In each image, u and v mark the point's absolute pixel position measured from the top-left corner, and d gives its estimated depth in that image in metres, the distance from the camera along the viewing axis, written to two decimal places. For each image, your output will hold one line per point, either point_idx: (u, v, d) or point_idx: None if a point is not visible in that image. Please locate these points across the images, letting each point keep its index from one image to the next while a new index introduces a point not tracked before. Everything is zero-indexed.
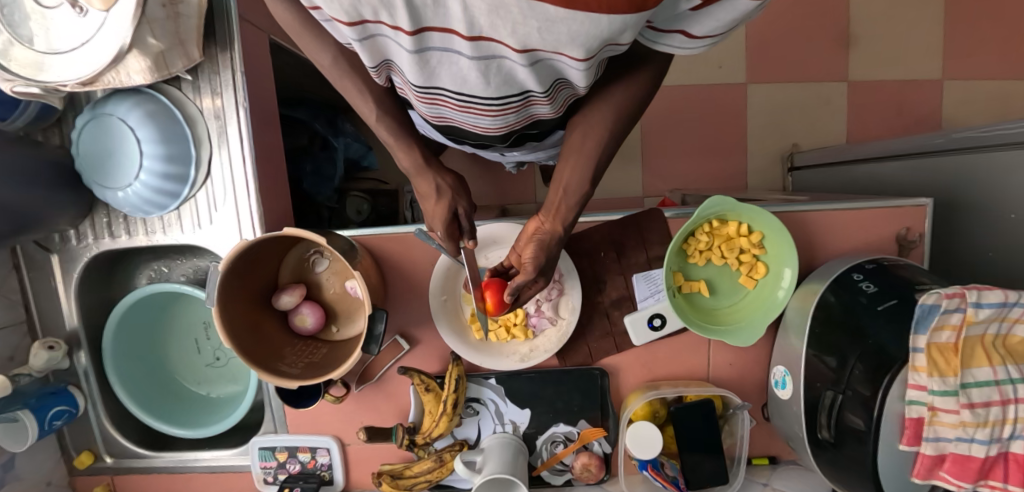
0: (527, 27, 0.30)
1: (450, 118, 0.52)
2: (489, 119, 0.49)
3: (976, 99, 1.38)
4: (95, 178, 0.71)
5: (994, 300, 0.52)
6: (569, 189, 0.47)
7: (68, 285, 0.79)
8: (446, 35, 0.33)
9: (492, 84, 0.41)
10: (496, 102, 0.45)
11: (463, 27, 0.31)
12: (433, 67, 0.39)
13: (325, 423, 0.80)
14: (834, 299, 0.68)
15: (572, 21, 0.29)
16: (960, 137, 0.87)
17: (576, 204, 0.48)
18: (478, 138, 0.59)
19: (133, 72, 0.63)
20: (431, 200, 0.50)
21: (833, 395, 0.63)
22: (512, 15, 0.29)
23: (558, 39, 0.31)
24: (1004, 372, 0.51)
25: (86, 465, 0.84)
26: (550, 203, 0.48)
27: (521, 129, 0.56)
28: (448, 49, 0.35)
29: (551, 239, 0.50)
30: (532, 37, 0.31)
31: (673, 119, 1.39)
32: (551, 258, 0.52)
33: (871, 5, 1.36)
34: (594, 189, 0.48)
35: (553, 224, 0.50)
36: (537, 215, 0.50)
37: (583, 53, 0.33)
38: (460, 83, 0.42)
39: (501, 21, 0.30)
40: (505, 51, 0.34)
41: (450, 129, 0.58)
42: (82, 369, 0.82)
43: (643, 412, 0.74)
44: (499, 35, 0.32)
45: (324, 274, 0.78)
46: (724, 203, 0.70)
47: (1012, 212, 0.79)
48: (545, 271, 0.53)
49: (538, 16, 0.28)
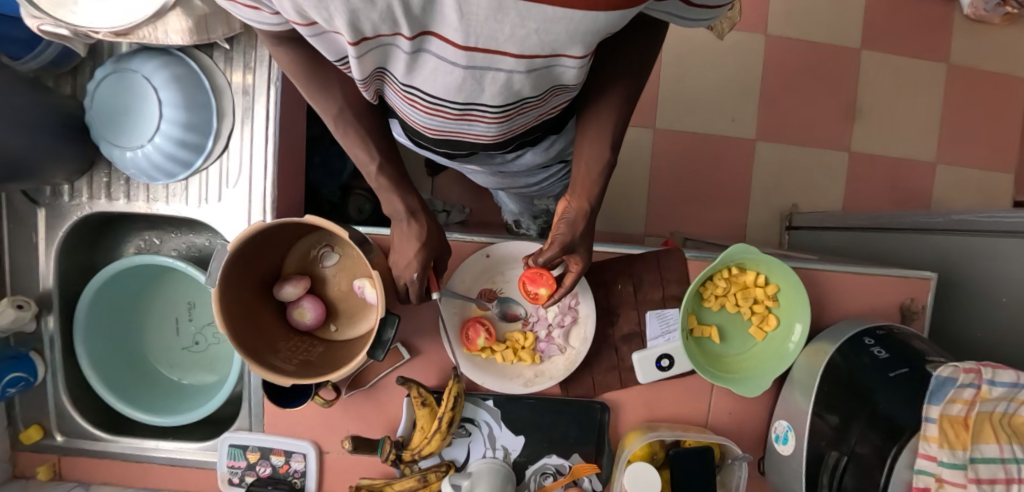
0: (525, 30, 0.29)
1: (443, 128, 0.53)
2: (484, 124, 0.50)
3: (964, 186, 1.46)
4: (104, 134, 0.66)
5: (1007, 379, 0.54)
6: (590, 161, 0.52)
7: (50, 243, 0.73)
8: (442, 43, 0.33)
9: (487, 92, 0.41)
10: (491, 110, 0.45)
11: (459, 35, 0.30)
12: (428, 73, 0.39)
13: (307, 427, 0.75)
14: (841, 359, 0.69)
15: (570, 20, 0.28)
16: (959, 219, 0.91)
17: (599, 176, 0.53)
18: (475, 145, 0.59)
19: (171, 31, 0.59)
20: (412, 247, 0.56)
21: (838, 455, 0.63)
22: (509, 18, 0.28)
23: (556, 39, 0.31)
24: (1009, 450, 0.52)
25: (33, 441, 0.76)
26: (577, 181, 0.54)
27: (516, 131, 0.57)
28: (443, 59, 0.35)
29: (580, 213, 0.53)
30: (530, 39, 0.31)
31: (681, 164, 1.42)
32: (580, 237, 0.55)
33: (877, 85, 1.44)
34: (615, 158, 0.52)
35: (579, 201, 0.54)
36: (565, 196, 0.55)
37: (582, 51, 0.34)
38: (453, 92, 0.41)
39: (500, 24, 0.29)
40: (500, 61, 0.34)
41: (446, 139, 0.58)
42: (48, 335, 0.75)
43: (642, 452, 0.72)
44: (499, 42, 0.31)
45: (332, 270, 0.74)
46: (748, 252, 0.70)
47: (1004, 296, 0.82)
48: (574, 250, 0.56)
49: (536, 18, 0.28)
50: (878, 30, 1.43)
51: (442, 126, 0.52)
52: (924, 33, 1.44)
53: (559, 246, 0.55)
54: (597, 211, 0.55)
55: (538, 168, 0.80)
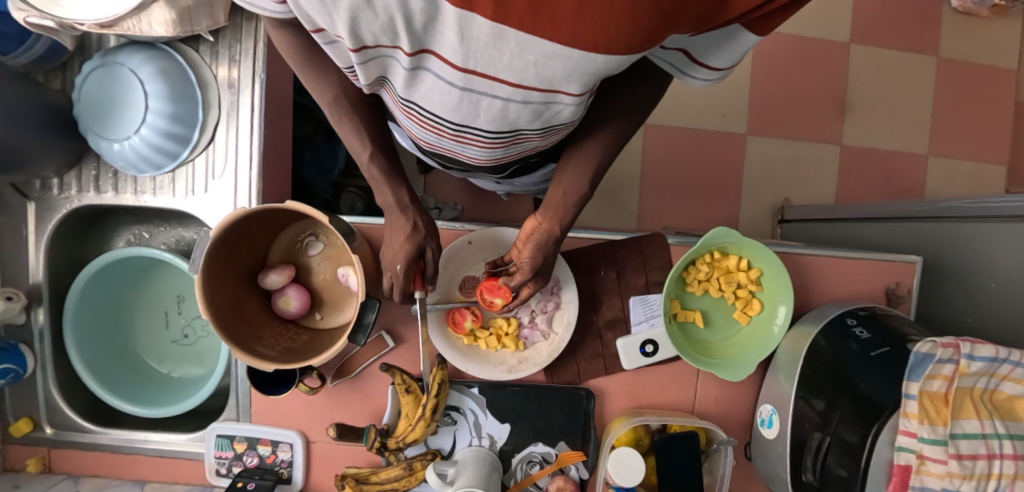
0: (524, 61, 0.31)
1: (437, 144, 0.54)
2: (479, 148, 0.51)
3: (957, 177, 1.46)
4: (91, 126, 0.68)
5: (986, 354, 0.53)
6: (570, 189, 0.53)
7: (39, 236, 0.74)
8: (441, 62, 0.33)
9: (482, 118, 0.41)
10: (485, 135, 0.46)
11: (458, 57, 0.31)
12: (426, 90, 0.39)
13: (293, 417, 0.75)
14: (825, 344, 0.68)
15: (567, 58, 0.30)
16: (947, 206, 0.91)
17: (573, 205, 0.54)
18: (467, 165, 0.61)
19: (155, 22, 0.60)
20: (402, 235, 0.57)
21: (821, 437, 0.63)
22: (509, 46, 0.29)
23: (554, 75, 0.32)
24: (990, 426, 0.52)
25: (23, 434, 0.76)
26: (550, 203, 0.54)
27: (511, 159, 0.58)
28: (441, 77, 0.35)
29: (549, 237, 0.55)
30: (528, 71, 0.32)
31: (672, 160, 1.43)
32: (547, 258, 0.58)
33: (867, 79, 1.44)
34: (595, 187, 0.53)
35: (551, 224, 0.55)
36: (537, 215, 0.55)
37: (578, 89, 0.35)
38: (450, 112, 0.42)
39: (500, 52, 0.30)
40: (497, 89, 0.35)
41: (437, 154, 0.59)
42: (38, 328, 0.76)
43: (626, 438, 0.72)
44: (497, 69, 0.32)
45: (317, 259, 0.74)
46: (727, 235, 0.71)
47: (991, 281, 0.82)
48: (540, 271, 0.59)
49: (534, 49, 0.29)
50: (867, 24, 1.44)
51: (436, 143, 0.53)
52: (914, 27, 1.44)
53: (529, 270, 0.58)
54: (567, 232, 0.57)
55: (539, 182, 0.82)
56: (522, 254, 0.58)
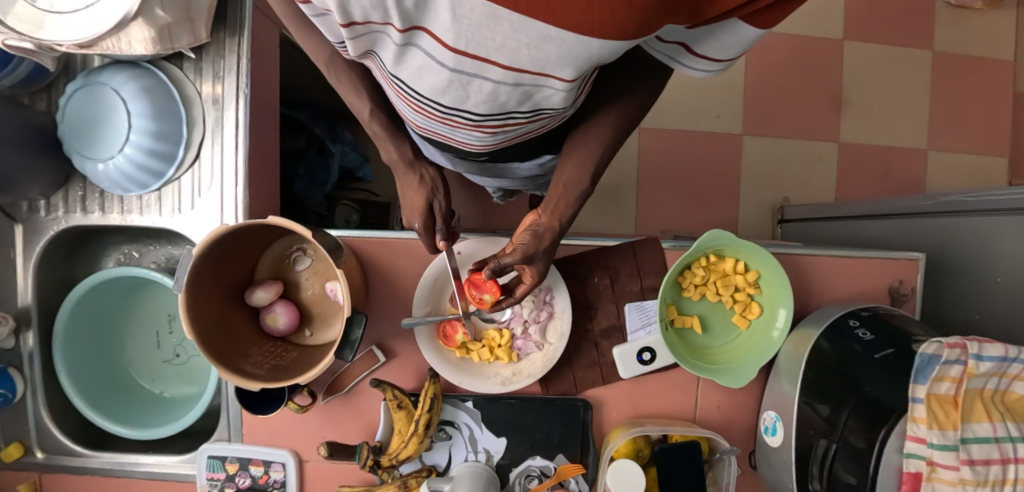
0: (517, 43, 0.29)
1: (429, 127, 0.52)
2: (469, 132, 0.49)
3: (960, 171, 1.43)
4: (76, 147, 0.68)
5: (994, 354, 0.51)
6: (570, 185, 0.51)
7: (27, 258, 0.74)
8: (433, 41, 0.32)
9: (473, 100, 0.40)
10: (475, 117, 0.44)
11: (450, 36, 0.30)
12: (414, 69, 0.37)
13: (285, 436, 0.74)
14: (828, 345, 0.66)
15: (563, 41, 0.29)
16: (948, 200, 0.89)
17: (575, 200, 0.52)
18: (464, 152, 0.60)
19: (134, 41, 0.60)
20: (415, 188, 0.57)
21: (826, 444, 0.60)
22: (502, 28, 0.28)
23: (548, 58, 0.31)
24: (1003, 429, 0.50)
25: (13, 459, 0.75)
26: (551, 198, 0.53)
27: (504, 146, 0.57)
28: (432, 57, 0.34)
29: (548, 229, 0.53)
30: (521, 54, 0.31)
31: (669, 162, 1.42)
32: (542, 250, 0.55)
33: (863, 75, 1.43)
34: (595, 184, 0.52)
35: (551, 217, 0.53)
36: (538, 208, 0.53)
37: (571, 74, 0.34)
38: (438, 93, 0.40)
39: (492, 33, 0.29)
40: (488, 70, 0.33)
41: (429, 140, 0.58)
42: (27, 352, 0.75)
43: (626, 449, 0.69)
44: (488, 52, 0.31)
45: (305, 274, 0.73)
46: (723, 238, 0.69)
47: (998, 276, 0.80)
48: (533, 262, 0.56)
49: (528, 32, 0.28)
50: (861, 20, 1.43)
51: (427, 126, 0.52)
52: (908, 22, 1.43)
53: (522, 256, 0.54)
54: (567, 229, 0.55)
55: (537, 175, 0.81)
56: (516, 242, 0.55)
